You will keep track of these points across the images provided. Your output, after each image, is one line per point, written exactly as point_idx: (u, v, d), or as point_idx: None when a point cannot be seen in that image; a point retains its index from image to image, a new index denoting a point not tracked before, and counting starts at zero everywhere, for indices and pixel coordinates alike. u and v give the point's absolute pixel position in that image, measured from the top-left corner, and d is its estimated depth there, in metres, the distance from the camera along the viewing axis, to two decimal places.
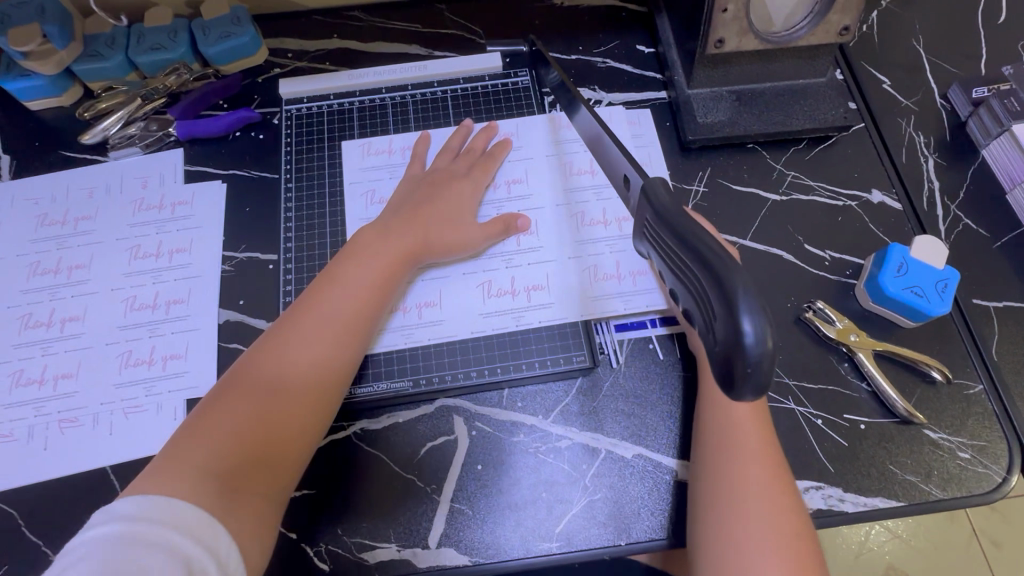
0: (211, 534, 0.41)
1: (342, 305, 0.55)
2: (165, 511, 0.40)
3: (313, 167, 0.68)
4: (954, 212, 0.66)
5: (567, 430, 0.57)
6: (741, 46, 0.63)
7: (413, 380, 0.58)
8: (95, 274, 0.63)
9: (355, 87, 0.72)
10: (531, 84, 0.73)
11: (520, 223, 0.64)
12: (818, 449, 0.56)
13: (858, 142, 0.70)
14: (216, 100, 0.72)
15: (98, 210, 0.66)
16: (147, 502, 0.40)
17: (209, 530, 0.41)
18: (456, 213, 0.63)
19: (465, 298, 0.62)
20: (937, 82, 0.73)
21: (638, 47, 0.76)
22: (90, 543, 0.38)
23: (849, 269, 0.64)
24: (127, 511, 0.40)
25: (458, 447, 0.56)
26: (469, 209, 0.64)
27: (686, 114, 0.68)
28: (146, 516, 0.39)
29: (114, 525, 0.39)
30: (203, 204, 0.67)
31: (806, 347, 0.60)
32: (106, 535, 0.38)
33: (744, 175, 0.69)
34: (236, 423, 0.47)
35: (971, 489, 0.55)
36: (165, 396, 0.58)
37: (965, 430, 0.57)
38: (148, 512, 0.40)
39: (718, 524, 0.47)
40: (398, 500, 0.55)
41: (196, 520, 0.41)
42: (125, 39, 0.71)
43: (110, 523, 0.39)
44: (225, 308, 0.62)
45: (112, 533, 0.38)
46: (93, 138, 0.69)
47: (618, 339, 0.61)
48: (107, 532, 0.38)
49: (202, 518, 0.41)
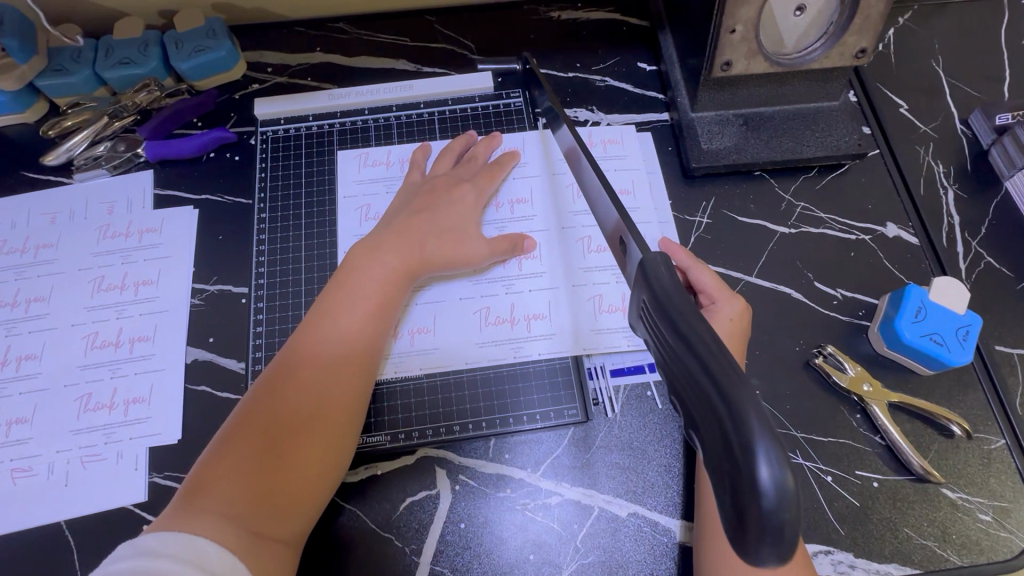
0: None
1: (358, 328, 0.52)
2: (188, 547, 0.39)
3: (289, 194, 0.64)
4: (975, 250, 0.62)
5: (557, 485, 0.53)
6: (750, 68, 0.59)
7: (391, 436, 0.54)
8: (55, 308, 0.59)
9: (335, 107, 0.68)
10: (524, 106, 0.68)
11: (525, 245, 0.60)
12: (827, 509, 0.52)
13: (872, 170, 0.66)
14: (190, 118, 0.68)
15: (60, 237, 0.62)
16: (169, 538, 0.39)
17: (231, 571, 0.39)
18: (458, 223, 0.59)
19: (462, 326, 0.58)
20: (957, 107, 0.69)
21: (639, 64, 0.71)
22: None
23: (862, 309, 0.60)
24: (151, 545, 0.38)
25: (439, 503, 0.52)
26: (471, 217, 0.60)
27: (689, 139, 0.64)
28: (169, 552, 0.38)
29: (138, 559, 0.37)
30: (173, 232, 0.63)
31: (814, 395, 0.56)
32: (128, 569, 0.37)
33: (751, 205, 0.64)
34: (260, 462, 0.44)
35: (993, 555, 0.51)
36: (126, 444, 0.54)
37: (987, 489, 0.53)
38: (173, 548, 0.38)
39: None
40: (374, 562, 0.51)
41: (219, 561, 0.39)
42: (92, 53, 0.66)
43: (135, 559, 0.37)
44: (193, 347, 0.58)
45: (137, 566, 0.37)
46: (56, 159, 0.64)
47: (613, 386, 0.57)
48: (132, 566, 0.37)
49: (226, 559, 0.39)
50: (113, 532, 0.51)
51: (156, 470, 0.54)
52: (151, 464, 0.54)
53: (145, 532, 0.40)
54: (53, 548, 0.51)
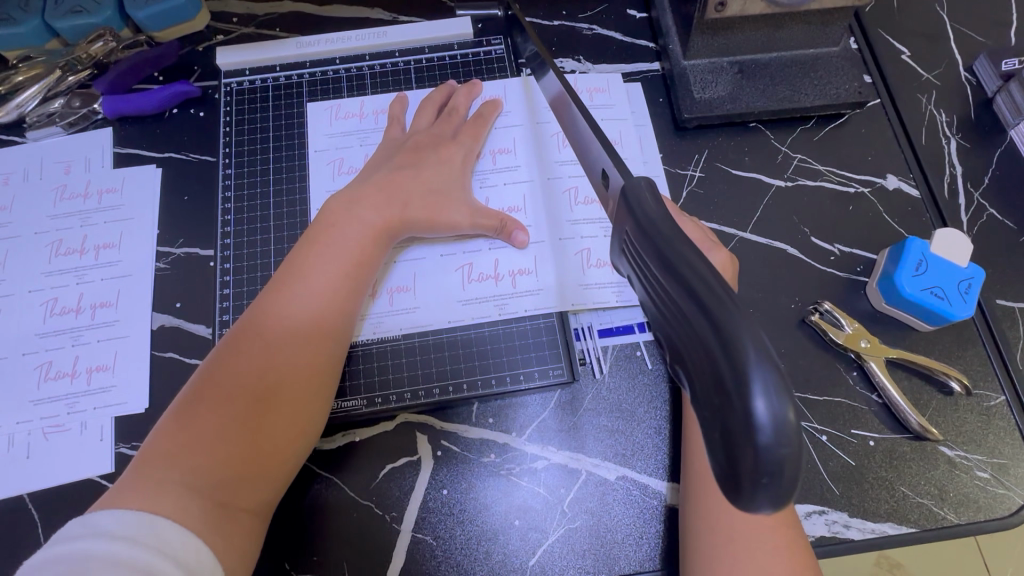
0: (196, 553, 0.37)
1: (332, 289, 0.49)
2: (146, 529, 0.36)
3: (257, 149, 0.61)
4: (977, 202, 0.59)
5: (543, 449, 0.51)
6: (745, 9, 0.55)
7: (368, 400, 0.52)
8: (11, 274, 0.56)
9: (304, 57, 0.64)
10: (506, 54, 0.64)
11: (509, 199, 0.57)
12: (822, 469, 0.51)
13: (872, 121, 0.63)
14: (150, 72, 0.64)
15: (14, 200, 0.58)
16: (124, 516, 0.36)
17: (191, 551, 0.37)
18: (445, 186, 0.55)
19: (443, 284, 0.55)
20: (961, 53, 0.66)
21: (629, 11, 0.67)
22: (59, 560, 0.34)
23: (860, 265, 0.57)
24: (106, 526, 0.35)
25: (421, 469, 0.50)
26: (459, 182, 0.56)
27: (681, 89, 0.61)
28: (128, 534, 0.35)
29: (83, 541, 0.34)
30: (135, 192, 0.59)
31: (810, 353, 0.54)
32: (76, 551, 0.34)
33: (745, 158, 0.61)
34: (226, 428, 0.42)
35: (990, 512, 0.49)
36: (90, 414, 0.52)
37: (985, 446, 0.51)
38: (129, 528, 0.36)
39: (711, 551, 0.40)
40: (354, 530, 0.49)
41: (179, 540, 0.37)
42: (41, 1, 0.61)
43: (82, 539, 0.35)
44: (159, 313, 0.55)
45: (88, 549, 0.34)
46: (7, 117, 0.60)
47: (602, 346, 0.54)
48: (83, 547, 0.34)
49: (187, 537, 0.37)
50: (78, 504, 0.49)
51: (122, 440, 0.51)
52: (118, 434, 0.51)
53: (96, 509, 0.37)
54: (17, 521, 0.49)
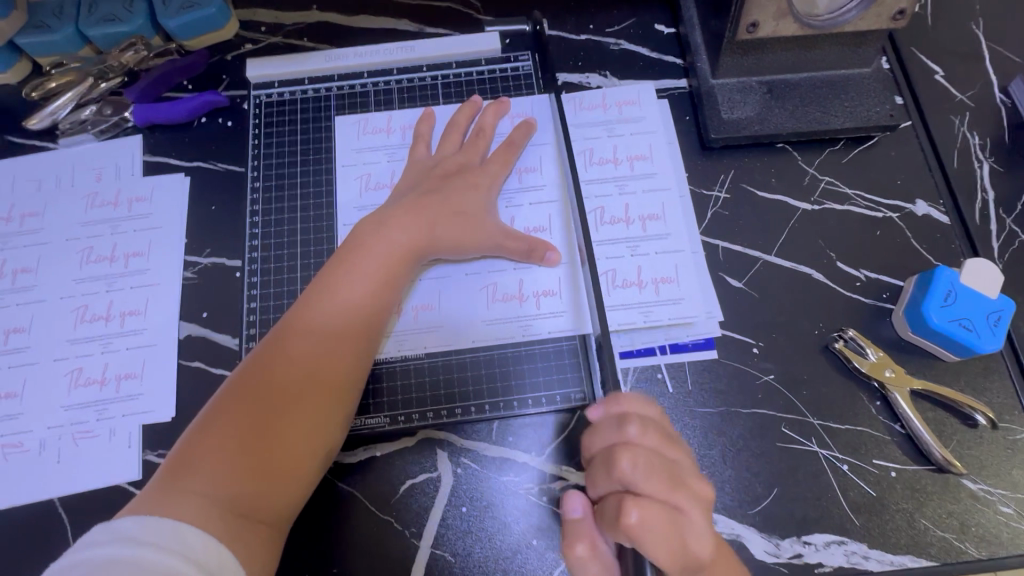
0: (216, 559, 0.38)
1: (359, 306, 0.49)
2: (168, 534, 0.37)
3: (284, 162, 0.61)
4: (1009, 228, 0.58)
5: (563, 470, 0.51)
6: (777, 31, 0.54)
7: (390, 417, 0.53)
8: (43, 280, 0.57)
9: (332, 70, 0.64)
10: (533, 70, 0.64)
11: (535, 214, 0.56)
12: (842, 498, 0.50)
13: (903, 143, 0.62)
14: (180, 80, 0.64)
15: (46, 206, 0.59)
16: (157, 525, 0.37)
17: (214, 558, 0.38)
18: (473, 209, 0.55)
19: (468, 302, 0.56)
20: (997, 74, 0.64)
21: (657, 27, 0.67)
22: (96, 562, 0.35)
23: (887, 292, 0.57)
24: (133, 532, 0.36)
25: (440, 486, 0.51)
26: (486, 204, 0.56)
27: (709, 108, 0.60)
28: (152, 540, 0.36)
29: (124, 546, 0.35)
30: (164, 201, 0.60)
31: (833, 380, 0.54)
32: (107, 557, 0.35)
33: (772, 179, 0.61)
34: (249, 440, 0.43)
35: (1011, 548, 0.49)
36: (118, 421, 0.53)
37: (1011, 480, 0.51)
38: (155, 536, 0.37)
39: None
40: (374, 547, 0.49)
41: (201, 546, 0.38)
42: (74, 9, 0.62)
43: (119, 544, 0.36)
44: (187, 322, 0.56)
45: (121, 555, 0.35)
46: (41, 123, 0.61)
47: (623, 367, 0.54)
48: (115, 553, 0.35)
49: (209, 544, 0.38)
50: (105, 509, 0.50)
51: (149, 448, 0.52)
52: (144, 442, 0.52)
53: (125, 515, 0.39)
54: (47, 524, 0.50)
